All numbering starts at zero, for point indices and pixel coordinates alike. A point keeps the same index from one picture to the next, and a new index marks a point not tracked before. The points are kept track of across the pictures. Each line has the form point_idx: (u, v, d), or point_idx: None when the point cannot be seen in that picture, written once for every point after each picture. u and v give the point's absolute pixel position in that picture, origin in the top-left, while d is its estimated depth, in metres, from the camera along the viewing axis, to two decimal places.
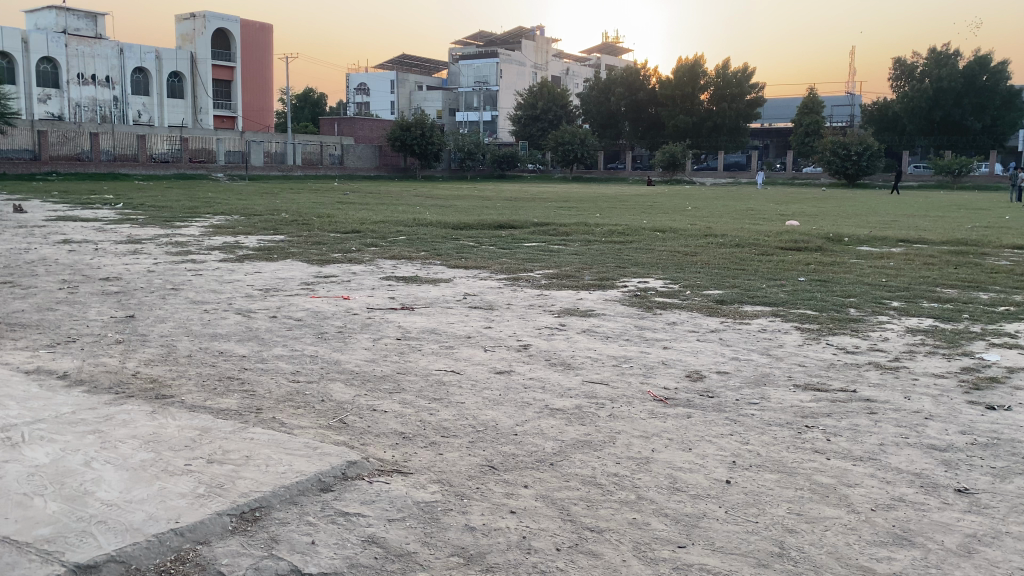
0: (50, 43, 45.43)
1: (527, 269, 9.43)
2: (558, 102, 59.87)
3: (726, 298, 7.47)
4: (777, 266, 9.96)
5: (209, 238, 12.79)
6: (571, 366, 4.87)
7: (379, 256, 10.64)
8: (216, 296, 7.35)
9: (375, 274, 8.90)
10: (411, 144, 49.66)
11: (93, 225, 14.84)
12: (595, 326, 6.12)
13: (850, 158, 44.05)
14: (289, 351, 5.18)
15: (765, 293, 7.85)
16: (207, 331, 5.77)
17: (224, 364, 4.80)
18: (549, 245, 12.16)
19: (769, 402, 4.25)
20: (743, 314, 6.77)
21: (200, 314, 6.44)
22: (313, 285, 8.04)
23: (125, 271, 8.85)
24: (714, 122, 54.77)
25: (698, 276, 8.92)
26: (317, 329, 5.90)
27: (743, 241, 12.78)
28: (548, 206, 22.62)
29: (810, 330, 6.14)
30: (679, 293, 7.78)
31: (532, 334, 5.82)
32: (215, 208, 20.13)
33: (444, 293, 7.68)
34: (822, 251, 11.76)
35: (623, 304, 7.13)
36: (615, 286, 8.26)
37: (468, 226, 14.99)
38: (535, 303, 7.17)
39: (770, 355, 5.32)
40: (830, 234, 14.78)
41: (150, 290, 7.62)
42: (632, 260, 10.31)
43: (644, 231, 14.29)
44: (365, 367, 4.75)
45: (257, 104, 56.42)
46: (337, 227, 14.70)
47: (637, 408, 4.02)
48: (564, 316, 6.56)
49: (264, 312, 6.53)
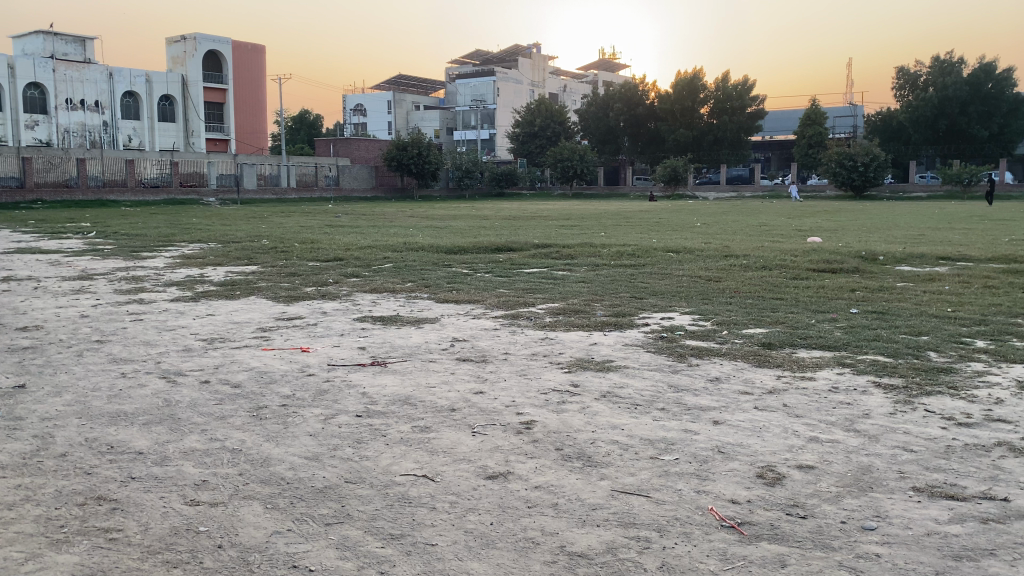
0: (37, 68, 44.25)
1: (528, 303, 8.07)
2: (556, 119, 58.73)
3: (773, 341, 6.09)
4: (817, 293, 8.58)
5: (172, 271, 11.47)
6: (591, 461, 3.47)
7: (358, 289, 9.31)
8: (146, 351, 5.96)
9: (349, 315, 7.51)
10: (408, 164, 48.46)
11: (49, 258, 13.45)
12: (620, 389, 4.73)
13: (856, 170, 42.74)
14: (205, 444, 3.79)
15: (819, 332, 6.47)
16: (109, 410, 4.35)
17: (105, 470, 3.40)
18: (553, 271, 10.84)
19: (888, 526, 2.85)
20: (801, 364, 5.38)
21: (113, 380, 5.05)
22: (268, 332, 6.65)
23: (52, 317, 7.45)
24: (715, 136, 53.66)
25: (731, 309, 7.58)
26: (253, 403, 4.50)
27: (768, 262, 11.50)
28: (548, 225, 21.30)
29: (896, 389, 4.75)
30: (714, 333, 6.42)
31: (540, 402, 4.43)
32: (192, 234, 18.82)
33: (425, 339, 6.28)
34: (860, 273, 10.45)
35: (649, 352, 5.71)
36: (634, 324, 6.88)
37: (464, 250, 13.66)
38: (538, 352, 5.75)
39: (858, 431, 3.97)
40: (861, 250, 13.48)
41: (70, 343, 6.26)
42: (649, 288, 9.00)
43: (655, 252, 12.98)
44: (302, 472, 3.37)
45: (250, 126, 55.48)
46: (318, 255, 13.34)
47: (701, 550, 2.65)
48: (577, 372, 5.15)
49: (194, 376, 5.14)
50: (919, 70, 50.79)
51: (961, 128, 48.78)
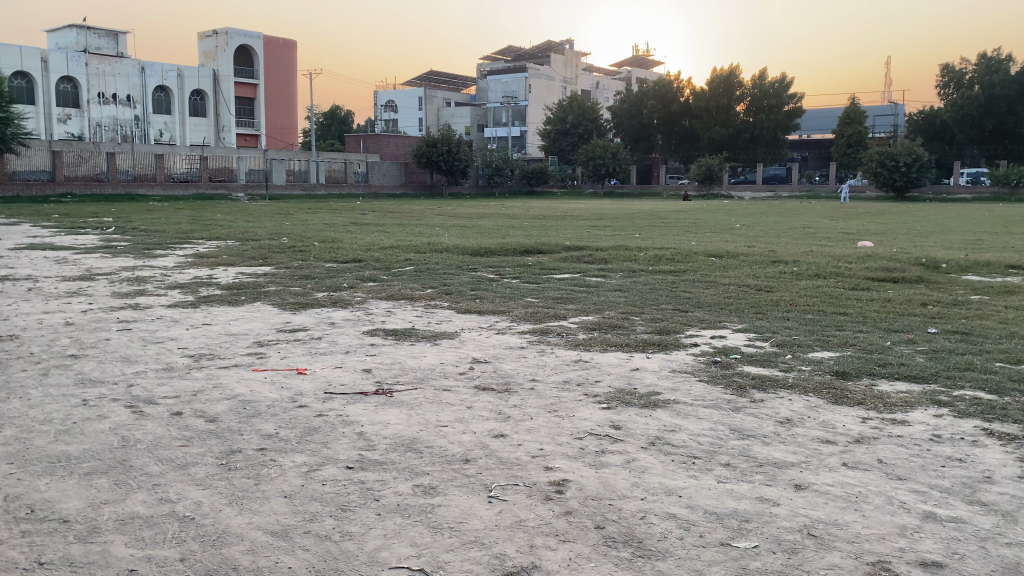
0: (70, 63, 44.29)
1: (558, 316, 7.21)
2: (588, 116, 57.62)
3: (846, 369, 5.19)
4: (884, 307, 7.67)
5: (183, 271, 10.78)
6: (645, 551, 2.64)
7: (374, 295, 8.53)
8: (121, 370, 5.19)
9: (358, 327, 6.72)
10: (437, 160, 47.74)
11: (59, 256, 12.79)
12: (672, 434, 3.86)
13: (898, 170, 41.20)
14: (152, 507, 2.99)
15: (899, 358, 5.54)
16: (51, 453, 3.58)
17: (10, 550, 2.64)
18: (587, 277, 9.98)
19: None
20: (888, 403, 4.45)
21: (71, 409, 4.27)
22: (264, 348, 5.86)
23: (35, 324, 6.74)
24: (751, 134, 52.33)
25: (788, 325, 6.68)
26: (226, 445, 3.71)
27: (822, 269, 10.59)
28: (581, 225, 20.55)
29: (1015, 440, 3.84)
30: (776, 358, 5.51)
31: (573, 452, 3.58)
32: (211, 232, 18.21)
33: (438, 361, 5.45)
34: (926, 284, 9.45)
35: (703, 383, 4.83)
36: (681, 344, 5.96)
37: (490, 251, 12.83)
38: (572, 379, 4.92)
39: (985, 504, 3.08)
40: (922, 257, 12.44)
41: (41, 358, 5.53)
42: (693, 299, 8.08)
43: (697, 256, 12.11)
44: (259, 563, 2.57)
45: (281, 122, 55.21)
46: (336, 254, 12.68)
47: None
48: (619, 409, 4.28)
49: (165, 406, 4.35)
50: (965, 68, 48.61)
51: (1009, 128, 47.05)
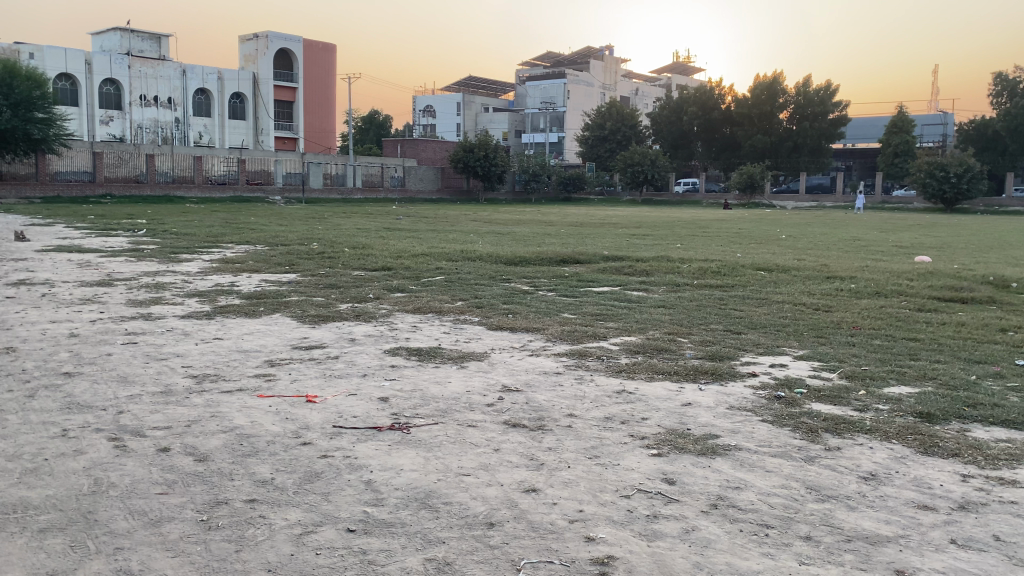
0: (114, 65, 44.64)
1: (597, 335, 6.60)
2: (627, 122, 56.82)
3: (931, 409, 4.50)
4: (960, 333, 6.92)
5: (207, 278, 10.38)
6: None
7: (401, 307, 7.98)
8: (115, 393, 4.68)
9: (379, 345, 6.17)
10: (474, 165, 47.30)
11: (87, 259, 12.44)
12: (736, 494, 3.24)
13: (948, 181, 39.83)
14: None
15: (989, 396, 4.83)
16: (7, 501, 3.06)
17: None
18: (627, 291, 9.36)
19: None
20: (990, 456, 3.77)
21: (46, 442, 3.76)
22: (274, 368, 5.33)
23: (37, 336, 6.29)
24: (794, 142, 51.15)
25: (856, 354, 5.96)
26: (212, 494, 3.17)
27: (882, 286, 9.85)
28: (619, 234, 19.96)
29: None
30: (847, 393, 4.84)
31: (620, 517, 2.98)
32: (243, 235, 17.85)
33: (464, 388, 4.87)
34: (1000, 306, 8.68)
35: (768, 424, 4.19)
36: (738, 374, 5.30)
37: (524, 260, 12.26)
38: (617, 416, 4.31)
39: None
40: (987, 274, 11.58)
41: (33, 376, 5.04)
42: (745, 319, 7.40)
43: (744, 269, 11.43)
44: None
45: (319, 125, 55.23)
46: (365, 262, 12.20)
47: None
48: (671, 455, 3.67)
49: (153, 440, 3.82)
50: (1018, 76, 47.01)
51: None
